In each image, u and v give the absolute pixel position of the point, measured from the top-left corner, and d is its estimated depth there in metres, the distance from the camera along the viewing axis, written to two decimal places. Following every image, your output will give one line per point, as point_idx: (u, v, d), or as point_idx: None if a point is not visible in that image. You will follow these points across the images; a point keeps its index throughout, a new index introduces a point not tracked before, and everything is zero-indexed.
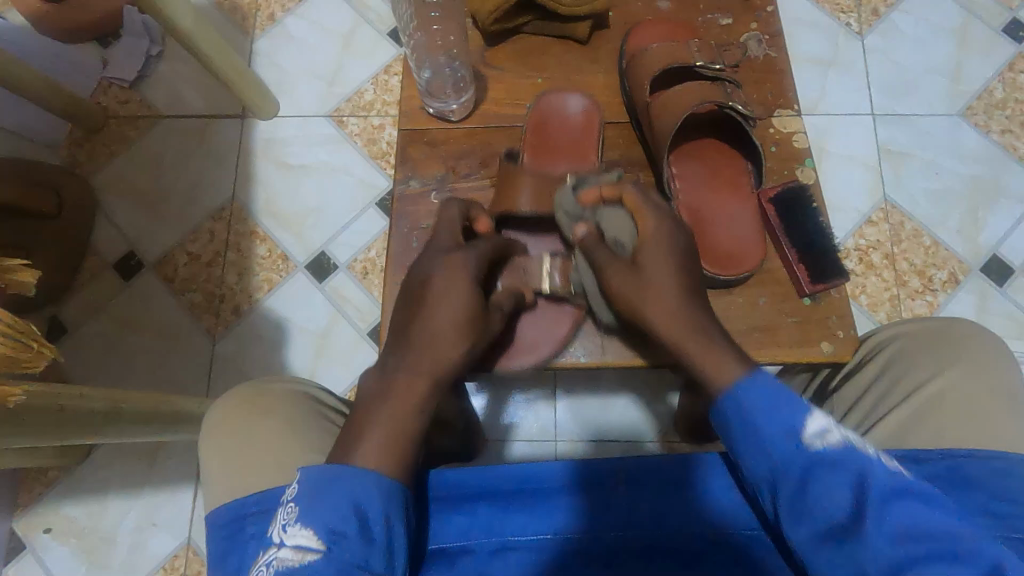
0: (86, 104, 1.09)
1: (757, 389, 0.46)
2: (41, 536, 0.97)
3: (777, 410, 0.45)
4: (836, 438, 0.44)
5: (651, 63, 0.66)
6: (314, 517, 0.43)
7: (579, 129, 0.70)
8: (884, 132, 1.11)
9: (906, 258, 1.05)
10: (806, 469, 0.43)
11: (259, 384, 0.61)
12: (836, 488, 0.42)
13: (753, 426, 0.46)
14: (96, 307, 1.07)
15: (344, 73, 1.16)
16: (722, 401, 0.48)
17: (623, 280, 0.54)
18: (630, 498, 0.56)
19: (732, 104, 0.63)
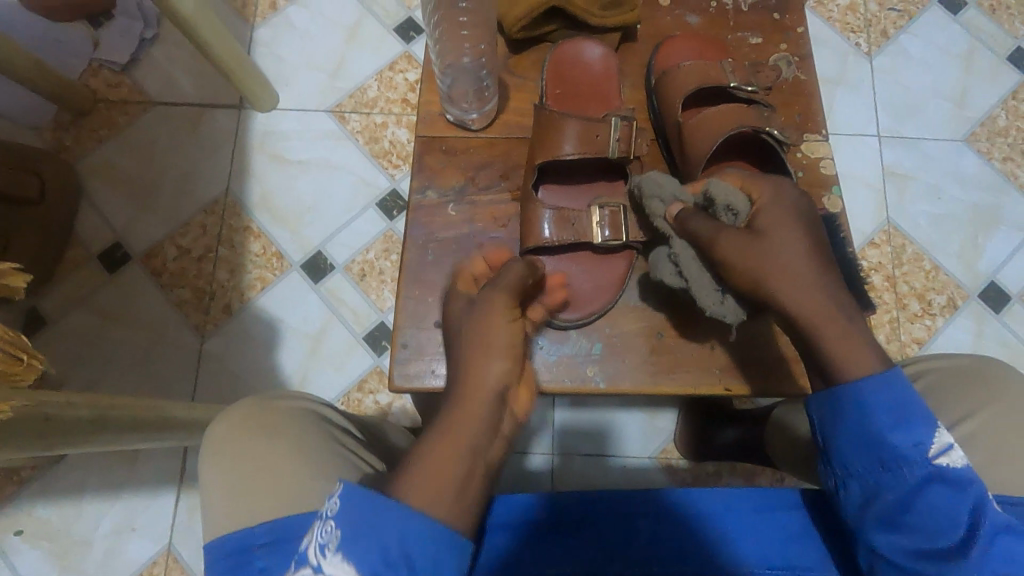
0: (75, 87, 1.04)
1: (887, 389, 0.47)
2: (11, 538, 0.93)
3: (894, 402, 0.47)
4: (962, 459, 0.45)
5: (685, 82, 0.65)
6: (358, 551, 0.38)
7: (599, 76, 0.69)
8: (891, 155, 1.11)
9: (907, 281, 1.05)
10: (920, 483, 0.46)
11: (262, 401, 0.59)
12: (945, 508, 0.45)
13: (875, 429, 0.47)
14: (78, 299, 1.03)
15: (347, 68, 1.13)
16: (843, 390, 0.49)
17: (743, 243, 0.53)
18: (651, 530, 0.56)
19: (769, 129, 0.63)
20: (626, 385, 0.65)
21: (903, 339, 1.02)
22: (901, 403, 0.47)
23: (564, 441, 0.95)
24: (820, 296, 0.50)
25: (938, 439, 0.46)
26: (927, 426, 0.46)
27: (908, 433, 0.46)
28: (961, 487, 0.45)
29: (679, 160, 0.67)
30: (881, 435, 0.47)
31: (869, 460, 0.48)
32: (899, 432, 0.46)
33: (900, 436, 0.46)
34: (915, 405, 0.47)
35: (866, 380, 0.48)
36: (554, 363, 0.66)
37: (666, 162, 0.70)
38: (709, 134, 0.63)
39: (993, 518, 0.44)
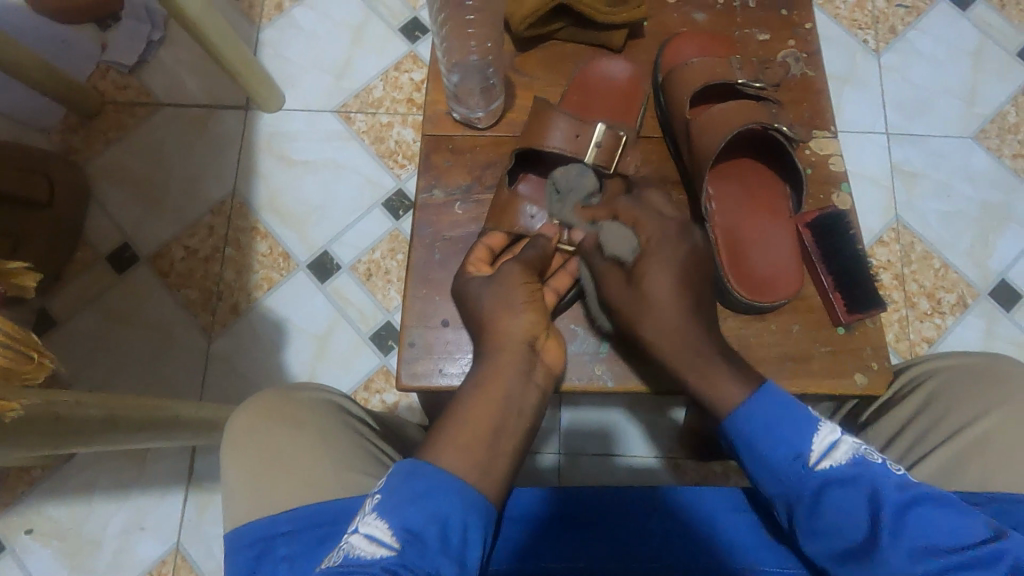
0: (84, 88, 1.05)
1: (767, 406, 0.52)
2: (22, 537, 0.93)
3: (775, 415, 0.51)
4: (843, 454, 0.48)
5: (693, 80, 0.65)
6: (394, 512, 0.44)
7: (626, 94, 0.69)
8: (900, 152, 1.10)
9: (916, 280, 1.04)
10: (817, 487, 0.48)
11: (280, 392, 0.59)
12: (846, 503, 0.47)
13: (764, 453, 0.51)
14: (88, 300, 1.03)
15: (353, 69, 1.13)
16: (733, 420, 0.53)
17: (620, 291, 0.60)
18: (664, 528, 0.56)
19: (778, 125, 0.63)
20: (634, 384, 0.65)
21: (913, 339, 1.01)
22: (781, 414, 0.51)
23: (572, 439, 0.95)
24: (687, 342, 0.57)
25: (817, 442, 0.49)
26: (801, 433, 0.50)
27: (788, 444, 0.50)
28: (849, 479, 0.47)
29: (686, 158, 0.67)
30: (765, 453, 0.51)
31: (772, 477, 0.50)
32: (780, 445, 0.50)
33: (782, 450, 0.50)
34: (794, 414, 0.51)
35: (748, 402, 0.53)
36: None
37: (673, 158, 0.70)
38: (715, 131, 0.63)
39: (895, 501, 0.45)
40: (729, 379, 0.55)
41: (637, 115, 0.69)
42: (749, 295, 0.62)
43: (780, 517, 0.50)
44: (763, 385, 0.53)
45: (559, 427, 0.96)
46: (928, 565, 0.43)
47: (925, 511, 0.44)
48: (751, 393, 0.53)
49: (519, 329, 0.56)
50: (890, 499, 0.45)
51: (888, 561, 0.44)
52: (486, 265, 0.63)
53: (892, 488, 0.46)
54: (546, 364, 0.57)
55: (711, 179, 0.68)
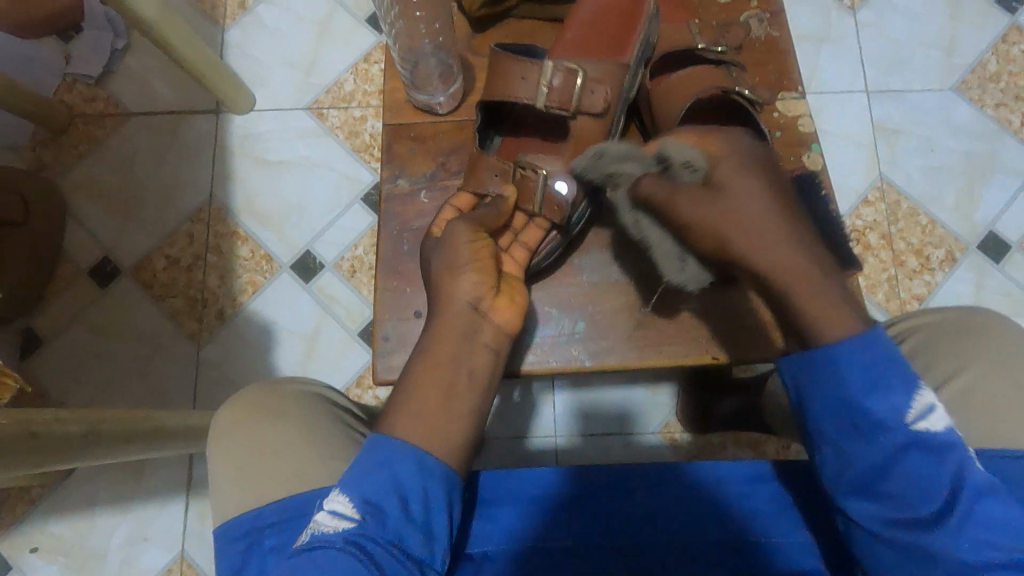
0: (50, 103, 1.03)
1: (864, 352, 0.45)
2: (28, 556, 0.94)
3: (880, 368, 0.45)
4: (939, 420, 0.44)
5: (651, 50, 0.66)
6: (354, 485, 0.45)
7: (623, 23, 0.66)
8: (879, 109, 1.09)
9: (904, 238, 1.04)
10: (903, 447, 0.44)
11: (265, 385, 0.59)
12: (922, 472, 0.44)
13: (850, 397, 0.45)
14: (73, 316, 1.03)
15: (321, 64, 1.11)
16: (813, 356, 0.47)
17: (697, 201, 0.51)
18: (649, 501, 0.56)
19: (740, 89, 0.61)
20: (611, 361, 0.65)
21: (903, 297, 1.01)
22: (883, 367, 0.45)
23: (566, 423, 0.95)
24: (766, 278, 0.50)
25: (917, 404, 0.44)
26: (904, 391, 0.45)
27: (885, 399, 0.45)
28: (939, 452, 0.44)
29: (651, 127, 0.67)
30: (856, 401, 0.45)
31: (848, 428, 0.46)
32: (876, 398, 0.45)
33: (874, 402, 0.45)
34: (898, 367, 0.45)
35: (841, 343, 0.46)
36: (536, 344, 0.65)
37: (640, 130, 0.70)
38: (675, 98, 0.64)
39: (969, 487, 0.43)
40: (850, 316, 0.46)
41: (635, 43, 0.65)
42: None
43: (830, 469, 0.47)
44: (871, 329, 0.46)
45: (552, 411, 0.96)
46: (984, 553, 0.42)
47: (995, 501, 0.43)
48: (855, 334, 0.46)
49: (464, 290, 0.54)
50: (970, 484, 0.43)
51: (943, 539, 0.43)
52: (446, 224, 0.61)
53: (973, 471, 0.44)
54: (493, 323, 0.54)
55: None
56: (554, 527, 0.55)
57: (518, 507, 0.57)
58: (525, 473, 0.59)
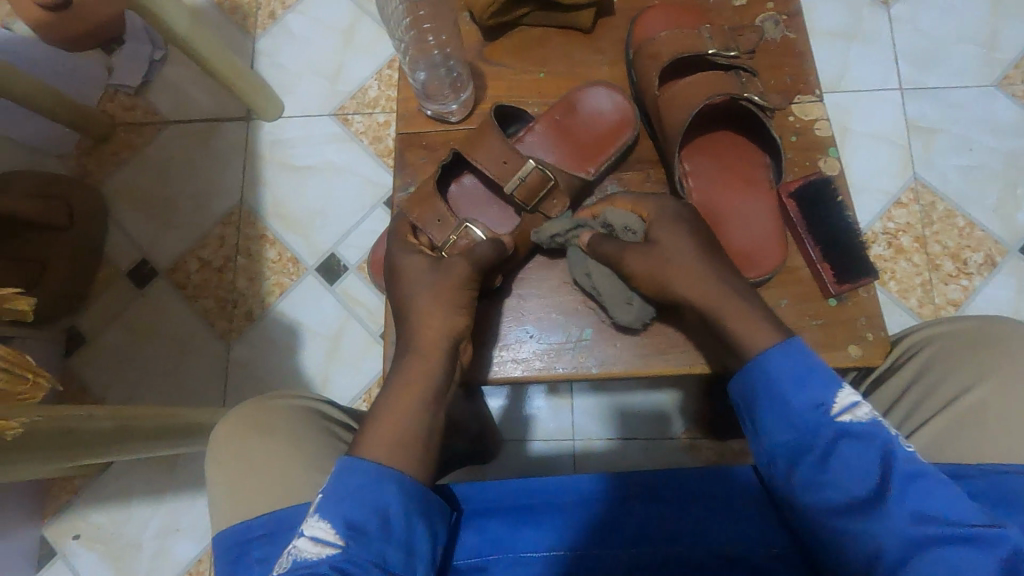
0: (92, 113, 1.08)
1: (789, 357, 0.50)
2: (70, 542, 0.99)
3: (803, 367, 0.49)
4: (866, 414, 0.46)
5: (661, 53, 0.64)
6: (334, 511, 0.46)
7: (604, 138, 0.68)
8: (913, 107, 1.05)
9: (939, 241, 1.00)
10: (834, 440, 0.47)
11: (258, 401, 0.61)
12: (859, 461, 0.45)
13: (782, 398, 0.49)
14: (112, 315, 1.08)
15: (346, 71, 1.14)
16: (749, 367, 0.51)
17: (641, 258, 0.58)
18: (647, 511, 0.55)
19: (748, 95, 0.61)
20: (620, 369, 0.64)
21: (937, 303, 0.97)
22: (805, 366, 0.49)
23: (584, 427, 0.95)
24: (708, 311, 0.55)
25: (841, 397, 0.48)
26: (827, 389, 0.48)
27: (809, 394, 0.48)
28: (868, 438, 0.46)
29: (660, 135, 0.65)
30: (786, 399, 0.49)
31: (789, 428, 0.49)
32: (800, 393, 0.48)
33: (801, 399, 0.48)
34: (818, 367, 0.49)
35: (768, 351, 0.51)
36: (544, 351, 0.66)
37: (650, 136, 0.69)
38: (683, 105, 0.62)
39: (909, 469, 0.44)
40: (767, 331, 0.52)
41: (600, 162, 0.67)
42: None
43: (779, 470, 0.49)
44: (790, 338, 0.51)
45: (571, 414, 0.96)
46: (931, 531, 0.42)
47: (936, 483, 0.43)
48: (777, 342, 0.51)
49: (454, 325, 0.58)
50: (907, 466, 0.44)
51: (888, 520, 0.43)
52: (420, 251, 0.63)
53: (910, 454, 0.45)
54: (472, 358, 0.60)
55: (687, 153, 0.66)
56: (545, 535, 0.54)
57: (505, 517, 0.56)
58: (505, 483, 0.58)
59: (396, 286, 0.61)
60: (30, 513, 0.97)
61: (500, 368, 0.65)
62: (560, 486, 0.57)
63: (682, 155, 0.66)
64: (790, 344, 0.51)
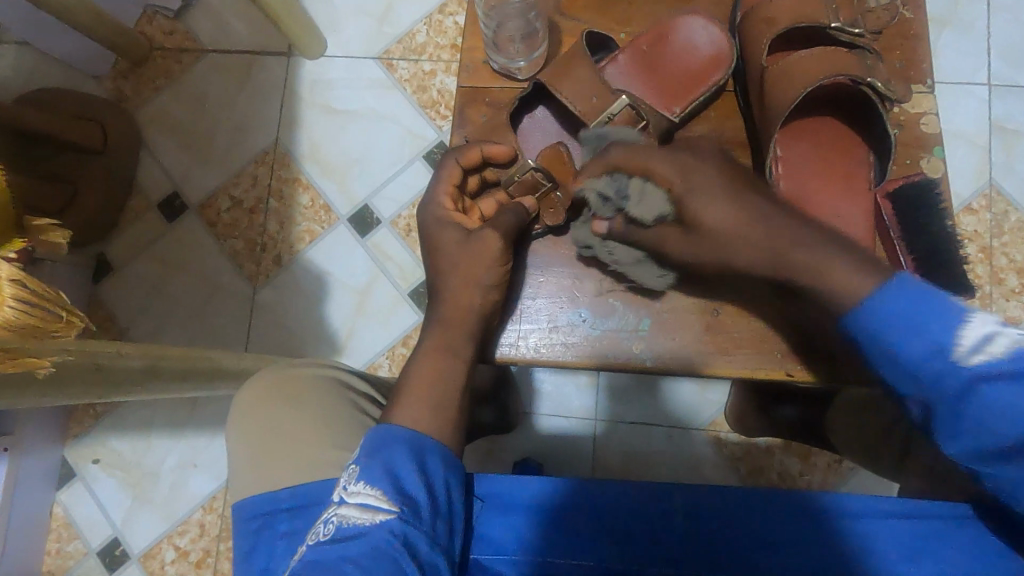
0: (133, 34, 1.04)
1: (898, 297, 0.45)
2: (90, 466, 1.01)
3: (919, 305, 0.45)
4: (1001, 349, 0.42)
5: (775, 20, 0.60)
6: (380, 477, 0.44)
7: (696, 75, 0.63)
8: (1001, 106, 0.97)
9: (1007, 253, 0.93)
10: (966, 389, 0.43)
11: (285, 366, 0.59)
12: (1005, 409, 0.42)
13: (889, 348, 0.46)
14: (142, 246, 1.07)
15: (397, 13, 1.08)
16: (854, 313, 0.47)
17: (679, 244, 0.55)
18: (690, 526, 0.51)
19: (871, 80, 0.57)
20: (673, 363, 0.62)
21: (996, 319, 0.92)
22: (919, 303, 0.45)
23: (609, 409, 0.93)
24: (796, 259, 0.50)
25: (982, 332, 0.43)
26: (945, 326, 0.44)
27: (904, 335, 0.45)
28: (1007, 375, 0.42)
29: (758, 112, 0.61)
30: (897, 352, 0.45)
31: (895, 374, 0.46)
32: (916, 344, 0.44)
33: (917, 348, 0.44)
34: (936, 300, 0.45)
35: (875, 293, 0.46)
36: (595, 337, 0.63)
37: (742, 112, 0.65)
38: (795, 81, 0.57)
39: None
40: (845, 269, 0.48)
41: (689, 104, 0.63)
42: None
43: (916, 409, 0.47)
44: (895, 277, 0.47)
45: (597, 392, 0.94)
46: None
47: None
48: (879, 283, 0.46)
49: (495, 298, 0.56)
50: (986, 382, 0.42)
51: None
52: (452, 209, 0.61)
53: (1001, 368, 0.42)
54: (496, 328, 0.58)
55: (782, 138, 0.62)
56: (582, 541, 0.51)
57: (539, 517, 0.52)
58: (539, 481, 0.53)
59: (440, 248, 0.59)
60: (53, 433, 0.99)
61: (549, 350, 0.63)
62: (609, 489, 0.52)
63: (777, 139, 0.62)
64: (895, 281, 0.46)
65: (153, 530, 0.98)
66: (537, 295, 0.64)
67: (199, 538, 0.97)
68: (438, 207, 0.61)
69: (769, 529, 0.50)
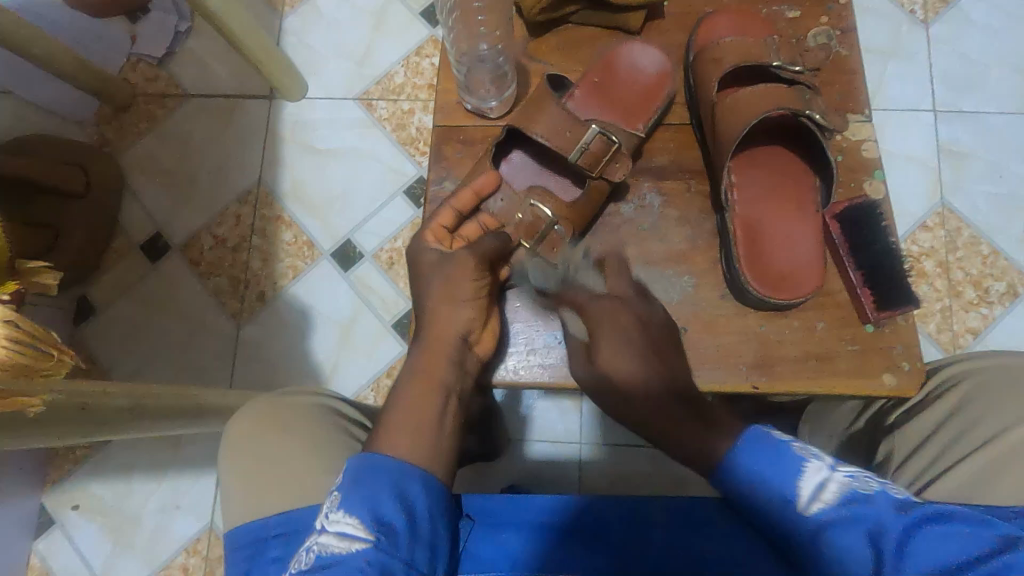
0: (116, 82, 1.07)
1: (751, 449, 0.47)
2: (69, 513, 0.99)
3: (772, 465, 0.46)
4: (831, 495, 0.43)
5: (724, 58, 0.65)
6: (359, 505, 0.45)
7: (647, 93, 0.68)
8: (946, 130, 1.03)
9: (962, 267, 0.98)
10: (815, 531, 0.42)
11: (278, 396, 0.60)
12: (852, 535, 0.41)
13: (753, 486, 0.46)
14: (124, 288, 1.07)
15: (375, 56, 1.13)
16: (721, 468, 0.48)
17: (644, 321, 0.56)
18: (670, 537, 0.53)
19: (810, 112, 0.61)
20: None
21: (956, 330, 0.96)
22: (764, 454, 0.47)
23: (593, 433, 0.95)
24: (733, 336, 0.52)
25: (809, 477, 0.44)
26: (787, 471, 0.45)
27: (778, 488, 0.45)
28: (849, 518, 0.41)
29: (711, 142, 0.65)
30: (758, 488, 0.46)
31: (769, 517, 0.45)
32: (772, 484, 0.45)
33: (777, 482, 0.45)
34: (780, 449, 0.47)
35: (735, 449, 0.48)
36: None
37: (698, 142, 0.69)
38: (743, 114, 0.62)
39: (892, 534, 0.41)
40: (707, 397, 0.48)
41: (648, 118, 0.67)
42: (770, 292, 0.62)
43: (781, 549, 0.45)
44: (748, 432, 0.49)
45: (580, 418, 0.95)
46: None
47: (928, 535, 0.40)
48: (737, 441, 0.48)
49: None
50: (890, 527, 0.41)
51: None
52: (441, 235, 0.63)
53: (881, 507, 0.41)
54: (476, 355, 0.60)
55: (736, 166, 0.67)
56: (567, 555, 0.52)
57: (527, 532, 0.53)
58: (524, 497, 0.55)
59: (420, 279, 0.61)
60: (30, 481, 0.97)
61: (528, 372, 0.65)
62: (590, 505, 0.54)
63: (732, 167, 0.66)
64: (747, 437, 0.48)
65: None
66: (516, 318, 0.66)
67: None
68: (421, 241, 0.63)
69: (744, 538, 0.52)
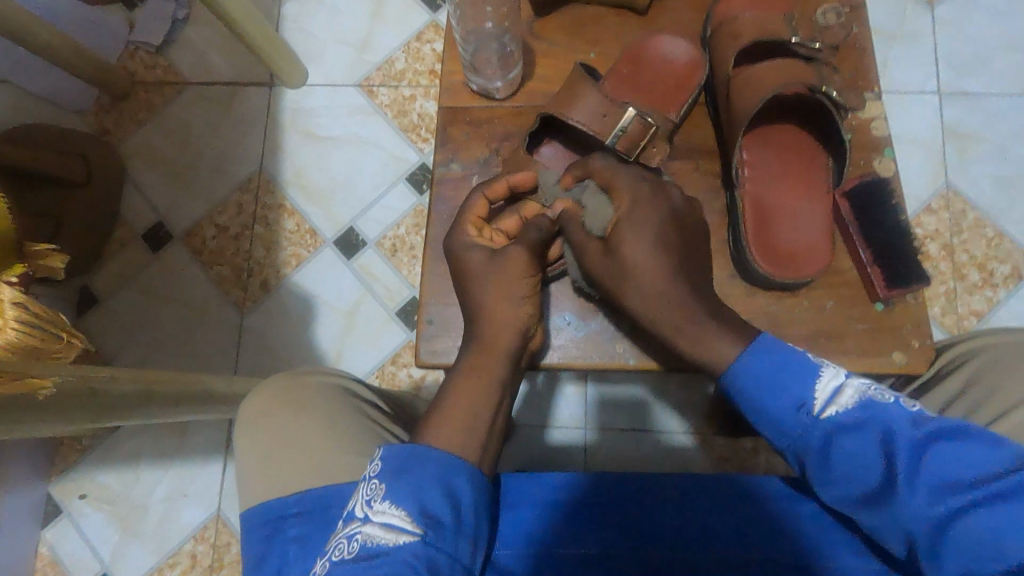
0: (115, 70, 1.06)
1: (760, 359, 0.50)
2: (76, 502, 0.99)
3: (783, 375, 0.49)
4: (850, 401, 0.46)
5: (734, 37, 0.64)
6: (404, 497, 0.45)
7: (680, 80, 0.66)
8: (951, 113, 1.03)
9: (966, 249, 0.98)
10: (825, 436, 0.46)
11: (293, 374, 0.60)
12: (857, 447, 0.45)
13: (761, 407, 0.49)
14: (126, 277, 1.07)
15: (375, 41, 1.11)
16: (724, 378, 0.52)
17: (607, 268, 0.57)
18: (681, 515, 0.53)
19: (826, 88, 0.61)
20: (657, 362, 0.64)
21: (960, 312, 0.96)
22: (775, 370, 0.49)
23: (598, 418, 0.95)
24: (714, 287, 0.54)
25: (824, 386, 0.48)
26: (802, 382, 0.48)
27: (790, 394, 0.48)
28: (857, 427, 0.45)
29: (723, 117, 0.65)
30: (767, 410, 0.49)
31: (774, 430, 0.49)
32: (778, 398, 0.48)
33: (785, 400, 0.48)
34: (796, 363, 0.49)
35: (740, 357, 0.51)
36: (582, 339, 0.65)
37: (710, 119, 0.69)
38: (755, 89, 0.62)
39: (907, 438, 0.44)
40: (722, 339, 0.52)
41: (681, 106, 0.66)
42: (775, 270, 0.62)
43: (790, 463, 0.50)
44: (755, 341, 0.51)
45: (586, 403, 0.95)
46: (950, 503, 0.42)
47: (938, 449, 0.43)
48: (745, 348, 0.51)
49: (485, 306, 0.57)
50: (904, 440, 0.44)
51: (908, 507, 0.44)
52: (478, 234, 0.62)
53: (892, 415, 0.45)
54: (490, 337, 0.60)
55: (747, 143, 0.67)
56: (579, 533, 0.52)
57: (541, 511, 0.54)
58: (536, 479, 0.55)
59: None
60: (37, 470, 0.97)
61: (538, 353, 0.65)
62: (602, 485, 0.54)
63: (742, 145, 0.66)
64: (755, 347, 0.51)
65: (142, 564, 0.96)
66: None
67: (190, 570, 0.96)
68: (458, 236, 0.62)
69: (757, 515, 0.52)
